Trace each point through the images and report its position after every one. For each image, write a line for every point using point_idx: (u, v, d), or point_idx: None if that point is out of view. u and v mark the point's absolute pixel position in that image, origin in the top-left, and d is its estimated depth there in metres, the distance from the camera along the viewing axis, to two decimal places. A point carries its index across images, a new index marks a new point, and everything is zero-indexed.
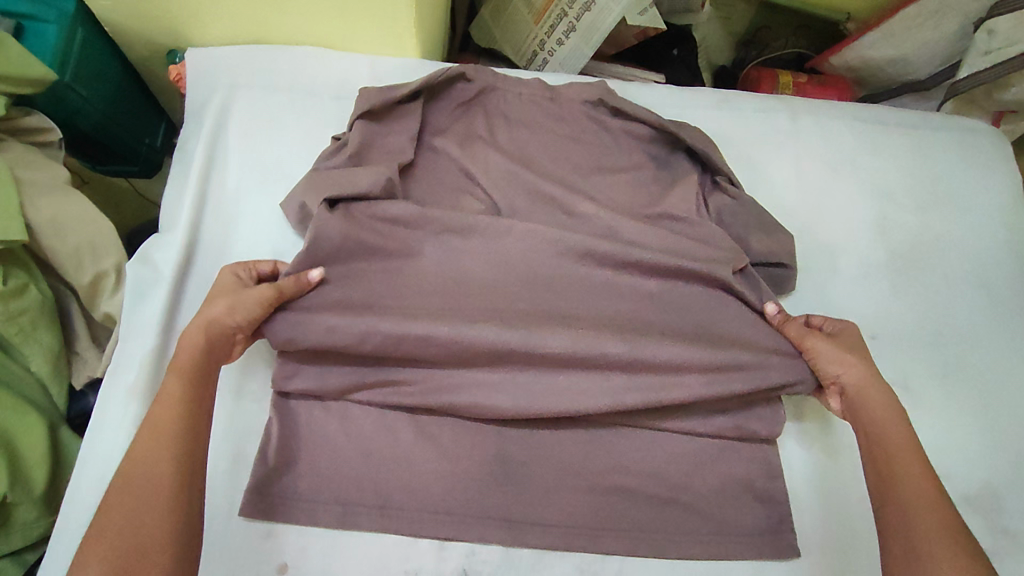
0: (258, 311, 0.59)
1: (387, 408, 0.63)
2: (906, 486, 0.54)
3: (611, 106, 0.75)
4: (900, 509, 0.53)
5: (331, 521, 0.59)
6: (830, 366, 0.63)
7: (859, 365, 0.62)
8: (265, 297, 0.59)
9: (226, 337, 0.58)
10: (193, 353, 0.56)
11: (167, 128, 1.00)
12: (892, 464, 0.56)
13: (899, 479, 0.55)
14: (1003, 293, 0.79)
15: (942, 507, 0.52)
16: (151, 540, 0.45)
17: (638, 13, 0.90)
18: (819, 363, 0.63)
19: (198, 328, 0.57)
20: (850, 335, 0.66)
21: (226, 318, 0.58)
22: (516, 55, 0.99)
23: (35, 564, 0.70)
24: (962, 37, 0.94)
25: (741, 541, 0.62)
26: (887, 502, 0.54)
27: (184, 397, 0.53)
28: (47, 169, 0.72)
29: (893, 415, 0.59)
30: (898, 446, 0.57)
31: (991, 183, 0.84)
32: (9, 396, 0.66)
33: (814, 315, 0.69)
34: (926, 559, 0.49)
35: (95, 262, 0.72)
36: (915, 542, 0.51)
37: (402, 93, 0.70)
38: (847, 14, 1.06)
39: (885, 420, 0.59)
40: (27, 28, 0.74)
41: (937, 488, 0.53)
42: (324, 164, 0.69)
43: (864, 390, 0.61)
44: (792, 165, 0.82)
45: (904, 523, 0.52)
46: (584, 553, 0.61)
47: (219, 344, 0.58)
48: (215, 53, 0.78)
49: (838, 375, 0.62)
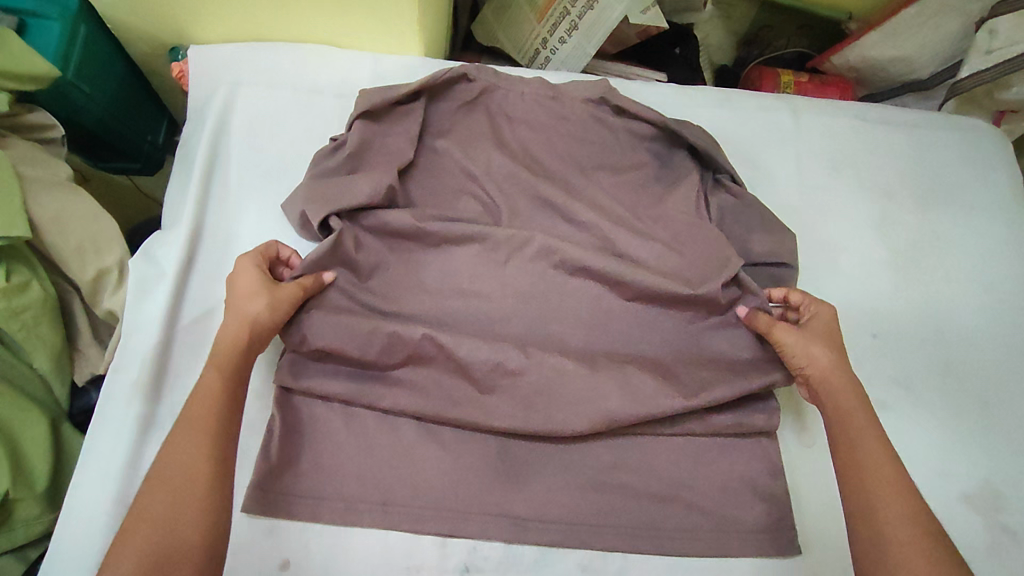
0: (289, 309, 0.60)
1: (386, 412, 0.63)
2: (870, 474, 0.54)
3: (613, 103, 0.75)
4: (867, 499, 0.53)
5: (332, 517, 0.59)
6: (794, 357, 0.63)
7: (821, 355, 0.62)
8: (297, 295, 0.61)
9: (265, 333, 0.59)
10: (228, 352, 0.56)
11: (167, 126, 1.00)
12: (854, 447, 0.56)
13: (858, 465, 0.55)
14: (1003, 291, 0.79)
15: (907, 497, 0.52)
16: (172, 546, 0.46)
17: (640, 12, 0.90)
18: (786, 354, 0.63)
19: (240, 327, 0.57)
20: (823, 322, 0.64)
21: (263, 317, 0.58)
22: (518, 53, 0.99)
23: (37, 561, 0.70)
24: (964, 37, 0.94)
25: (743, 539, 0.62)
26: (846, 488, 0.55)
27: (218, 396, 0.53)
28: (48, 166, 0.71)
29: (855, 401, 0.58)
30: (859, 432, 0.56)
31: (991, 182, 0.85)
32: (12, 393, 0.66)
33: (790, 290, 0.68)
34: (891, 550, 0.50)
35: (97, 259, 0.72)
36: (872, 528, 0.51)
37: (402, 93, 0.70)
38: (850, 14, 1.07)
39: (848, 405, 0.58)
40: (30, 25, 0.74)
41: (897, 473, 0.53)
42: (322, 165, 0.69)
43: (827, 380, 0.60)
44: (794, 163, 0.82)
45: (869, 513, 0.52)
46: (585, 549, 0.61)
47: (258, 341, 0.58)
48: (217, 50, 0.78)
49: (802, 366, 0.62)
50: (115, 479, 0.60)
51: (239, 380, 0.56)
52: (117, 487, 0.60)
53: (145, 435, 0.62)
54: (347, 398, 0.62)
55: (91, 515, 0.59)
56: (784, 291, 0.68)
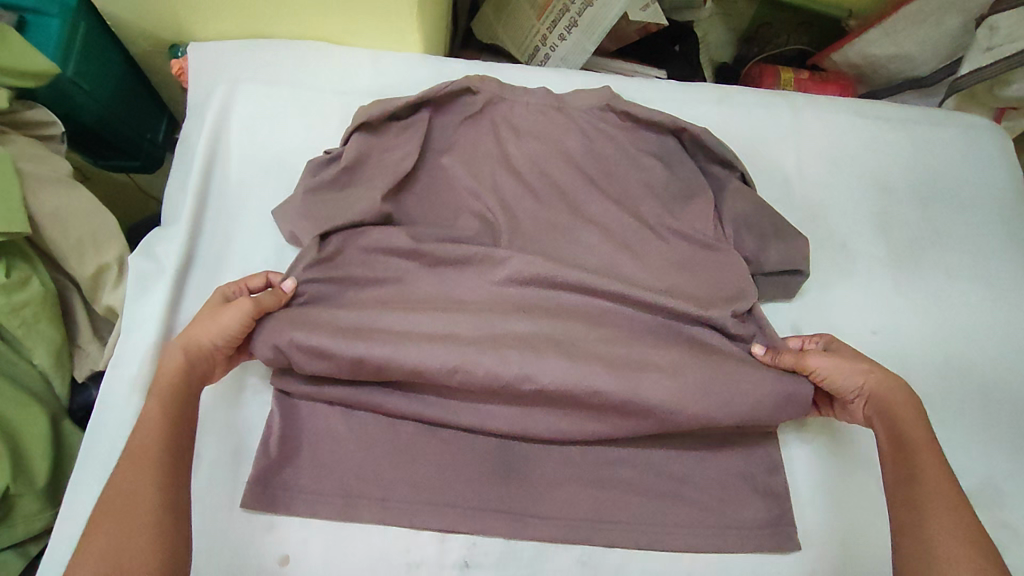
0: (236, 329, 0.59)
1: (386, 414, 0.63)
2: (924, 482, 0.53)
3: (620, 110, 0.74)
4: (913, 507, 0.53)
5: (332, 513, 0.59)
6: (846, 381, 0.61)
7: (869, 367, 0.60)
8: (244, 313, 0.59)
9: (207, 354, 0.59)
10: (170, 379, 0.56)
11: (167, 123, 1.00)
12: (910, 460, 0.55)
13: (916, 479, 0.54)
14: (1004, 288, 0.79)
15: (958, 504, 0.51)
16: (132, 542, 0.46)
17: (640, 9, 0.90)
18: (834, 383, 0.61)
19: (179, 349, 0.58)
20: (843, 347, 0.64)
21: (202, 338, 0.58)
22: (518, 50, 0.99)
23: (38, 557, 0.70)
24: (964, 33, 0.94)
25: (742, 535, 0.62)
26: (901, 501, 0.54)
27: (165, 403, 0.54)
28: (48, 162, 0.72)
29: (914, 417, 0.57)
30: (917, 446, 0.55)
31: (992, 180, 0.85)
32: (12, 388, 0.66)
33: (792, 337, 0.68)
34: (940, 557, 0.49)
35: (96, 255, 0.72)
36: (923, 541, 0.51)
37: (398, 106, 0.69)
38: (848, 12, 1.07)
39: (905, 416, 0.57)
40: (30, 22, 0.74)
41: (955, 491, 0.52)
42: (315, 181, 0.69)
43: (884, 394, 0.59)
44: (794, 159, 0.82)
45: (919, 521, 0.52)
46: (584, 545, 0.61)
47: (201, 365, 0.58)
48: (217, 48, 0.78)
49: (858, 390, 0.61)
50: None
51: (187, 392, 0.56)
52: None
53: None
54: (348, 402, 0.62)
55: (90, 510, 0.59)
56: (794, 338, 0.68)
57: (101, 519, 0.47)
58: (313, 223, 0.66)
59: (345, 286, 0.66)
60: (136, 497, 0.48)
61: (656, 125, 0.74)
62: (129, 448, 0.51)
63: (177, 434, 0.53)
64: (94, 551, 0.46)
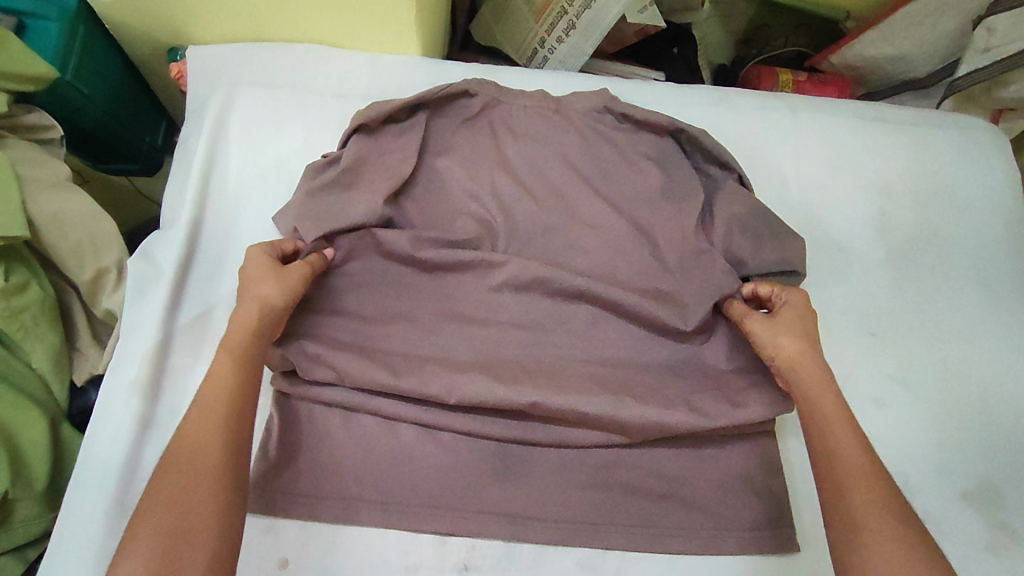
0: (300, 286, 0.60)
1: (383, 416, 0.63)
2: (845, 458, 0.54)
3: (617, 112, 0.74)
4: (840, 482, 0.53)
5: (331, 515, 0.59)
6: (766, 347, 0.62)
7: (789, 345, 0.60)
8: (304, 272, 0.61)
9: (278, 316, 0.59)
10: (243, 339, 0.56)
11: (167, 126, 1.00)
12: (827, 439, 0.56)
13: (835, 456, 0.55)
14: (1003, 289, 0.79)
15: (879, 480, 0.53)
16: (194, 528, 0.46)
17: (638, 11, 0.89)
18: (757, 343, 0.62)
19: (251, 309, 0.57)
20: (794, 309, 0.63)
21: (274, 298, 0.58)
22: (516, 53, 1.00)
23: (37, 561, 0.70)
24: (962, 36, 0.94)
25: (742, 537, 0.62)
26: (825, 481, 0.54)
27: (223, 388, 0.53)
28: (48, 165, 0.72)
29: (828, 394, 0.58)
30: (834, 425, 0.56)
31: (990, 180, 0.85)
32: (11, 392, 0.66)
33: (760, 283, 0.67)
34: (862, 532, 0.50)
35: (96, 259, 0.72)
36: (850, 519, 0.51)
37: (393, 107, 0.69)
38: (847, 14, 1.07)
39: (821, 395, 0.58)
40: (30, 25, 0.74)
41: (874, 466, 0.54)
42: (314, 182, 0.68)
43: (794, 371, 0.60)
44: (793, 161, 0.82)
45: (844, 499, 0.52)
46: (584, 547, 0.61)
47: (270, 326, 0.58)
48: (217, 51, 0.78)
49: (772, 358, 0.61)
50: (114, 478, 0.60)
51: (250, 371, 0.56)
52: (116, 486, 0.60)
53: (144, 433, 0.62)
54: (345, 404, 0.62)
55: (90, 515, 0.59)
56: (756, 284, 0.67)
57: (144, 515, 0.47)
58: (308, 220, 0.65)
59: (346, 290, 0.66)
60: (186, 489, 0.48)
61: (657, 128, 0.74)
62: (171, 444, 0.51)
63: (236, 429, 0.52)
64: (142, 540, 0.46)
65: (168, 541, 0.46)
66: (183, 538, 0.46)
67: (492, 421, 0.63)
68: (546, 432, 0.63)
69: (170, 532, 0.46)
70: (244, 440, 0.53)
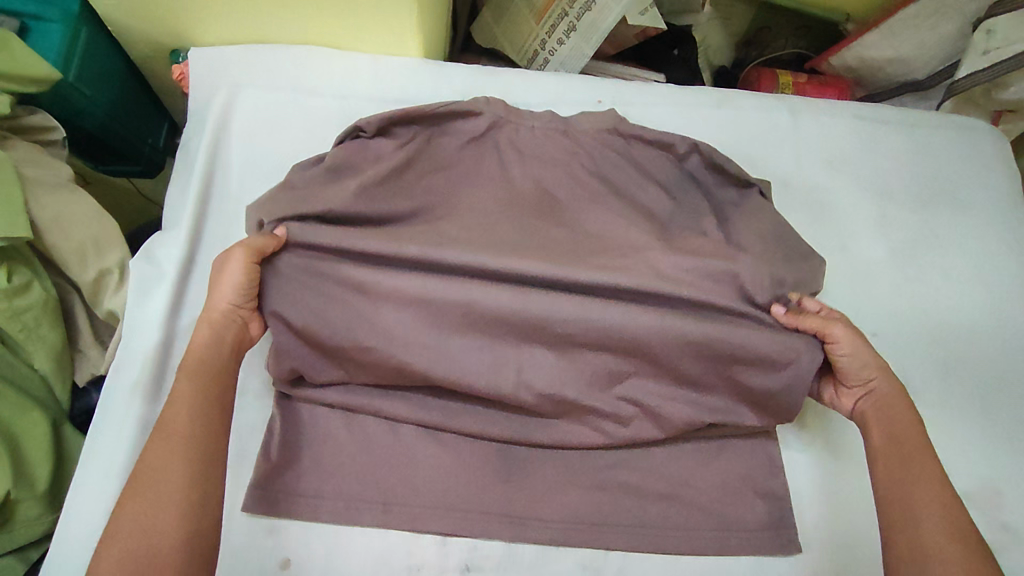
0: (241, 281, 0.58)
1: (381, 417, 0.63)
2: (910, 479, 0.54)
3: (624, 133, 0.73)
4: (905, 503, 0.54)
5: (333, 516, 0.59)
6: (856, 365, 0.61)
7: (876, 359, 0.61)
8: (245, 264, 0.58)
9: (229, 318, 0.59)
10: (195, 356, 0.56)
11: (168, 128, 1.00)
12: (900, 458, 0.56)
13: (906, 476, 0.55)
14: (1004, 290, 0.79)
15: (947, 503, 0.53)
16: (158, 543, 0.46)
17: (638, 13, 0.90)
18: (850, 364, 0.61)
19: (203, 325, 0.58)
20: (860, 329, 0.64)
21: (215, 304, 0.59)
22: (517, 55, 1.00)
23: (38, 562, 0.70)
24: (961, 37, 0.95)
25: (743, 537, 0.62)
26: (889, 498, 0.55)
27: (196, 392, 0.54)
28: (50, 167, 0.72)
29: (908, 418, 0.58)
30: (908, 451, 0.56)
31: (991, 182, 0.85)
32: (13, 392, 0.66)
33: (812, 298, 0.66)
34: (932, 552, 0.50)
35: (97, 260, 0.72)
36: (916, 539, 0.52)
37: (389, 115, 0.68)
38: (845, 17, 1.07)
39: (897, 415, 0.59)
40: (32, 28, 0.74)
41: (946, 489, 0.54)
42: (299, 175, 0.67)
43: (885, 387, 0.60)
44: (793, 163, 0.83)
45: (911, 519, 0.53)
46: (586, 548, 0.61)
47: (225, 332, 0.58)
48: (217, 54, 0.79)
49: (866, 378, 0.61)
50: (115, 478, 0.60)
51: (212, 376, 0.55)
52: (117, 486, 0.60)
53: (146, 433, 0.62)
54: (344, 405, 0.63)
55: (91, 515, 0.59)
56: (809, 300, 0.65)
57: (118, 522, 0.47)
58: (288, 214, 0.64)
59: (339, 295, 0.60)
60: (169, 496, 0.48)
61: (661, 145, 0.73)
62: (152, 445, 0.51)
63: (207, 439, 0.52)
64: (134, 537, 0.46)
65: (134, 554, 0.46)
66: (148, 552, 0.46)
67: (493, 422, 0.63)
68: (547, 432, 0.63)
69: (141, 535, 0.46)
70: (215, 445, 0.53)
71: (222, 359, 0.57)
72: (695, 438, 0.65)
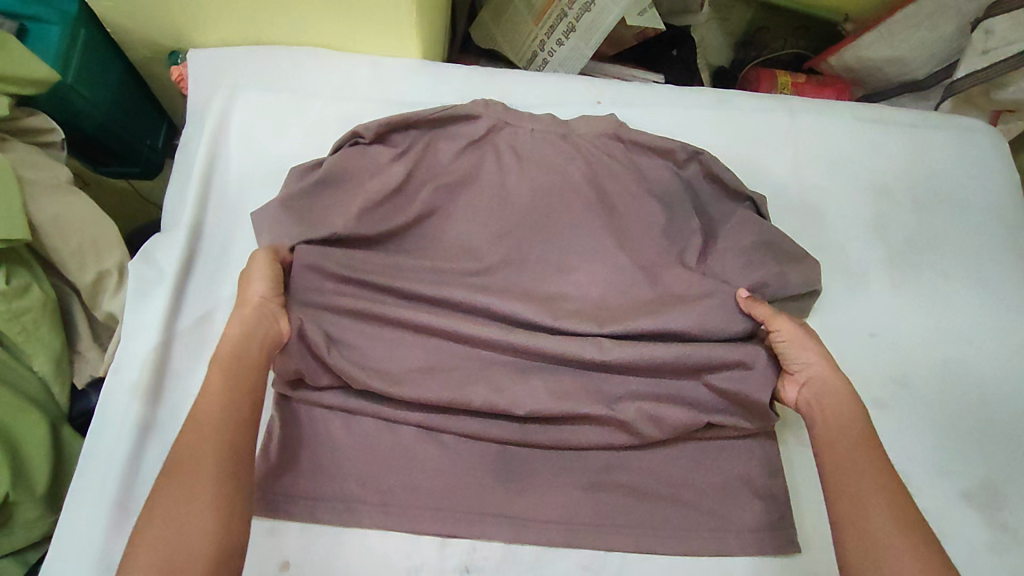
0: (273, 271, 0.61)
1: (380, 418, 0.63)
2: (852, 474, 0.54)
3: (625, 139, 0.73)
4: (852, 497, 0.53)
5: (332, 517, 0.59)
6: (798, 353, 0.62)
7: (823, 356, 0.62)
8: (273, 257, 0.62)
9: (264, 308, 0.59)
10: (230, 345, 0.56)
11: (167, 130, 1.00)
12: (841, 454, 0.56)
13: (848, 472, 0.54)
14: (1002, 290, 0.79)
15: (894, 495, 0.52)
16: (186, 545, 0.45)
17: (637, 13, 0.90)
18: (788, 349, 0.63)
19: (238, 317, 0.58)
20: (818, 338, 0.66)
21: (250, 293, 0.60)
22: (516, 55, 1.00)
23: (38, 565, 0.70)
24: (959, 37, 0.95)
25: (742, 537, 0.62)
26: (836, 496, 0.54)
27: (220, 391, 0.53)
28: (49, 169, 0.72)
29: (849, 413, 0.58)
30: (850, 446, 0.56)
31: (990, 182, 0.85)
32: (12, 395, 0.66)
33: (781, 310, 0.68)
34: (881, 546, 0.50)
35: (96, 262, 0.72)
36: (863, 535, 0.51)
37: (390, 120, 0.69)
38: (844, 15, 1.08)
39: (836, 410, 0.58)
40: (30, 29, 0.74)
41: (889, 481, 0.53)
42: (296, 184, 0.67)
43: (828, 381, 0.60)
44: (792, 162, 0.83)
45: (858, 514, 0.52)
46: (585, 549, 0.61)
47: (258, 323, 0.58)
48: (217, 55, 0.79)
49: (804, 367, 0.62)
50: (114, 480, 0.60)
51: (242, 370, 0.55)
52: (115, 489, 0.60)
53: (145, 435, 0.62)
54: (342, 407, 0.63)
55: (90, 517, 0.59)
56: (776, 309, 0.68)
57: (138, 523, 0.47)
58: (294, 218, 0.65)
59: (346, 322, 0.63)
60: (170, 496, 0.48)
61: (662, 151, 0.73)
62: None
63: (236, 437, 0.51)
64: (133, 535, 0.46)
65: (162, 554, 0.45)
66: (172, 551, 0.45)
67: (492, 423, 0.63)
68: (546, 432, 0.63)
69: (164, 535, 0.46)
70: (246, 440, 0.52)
71: (258, 350, 0.57)
72: (694, 438, 0.65)
